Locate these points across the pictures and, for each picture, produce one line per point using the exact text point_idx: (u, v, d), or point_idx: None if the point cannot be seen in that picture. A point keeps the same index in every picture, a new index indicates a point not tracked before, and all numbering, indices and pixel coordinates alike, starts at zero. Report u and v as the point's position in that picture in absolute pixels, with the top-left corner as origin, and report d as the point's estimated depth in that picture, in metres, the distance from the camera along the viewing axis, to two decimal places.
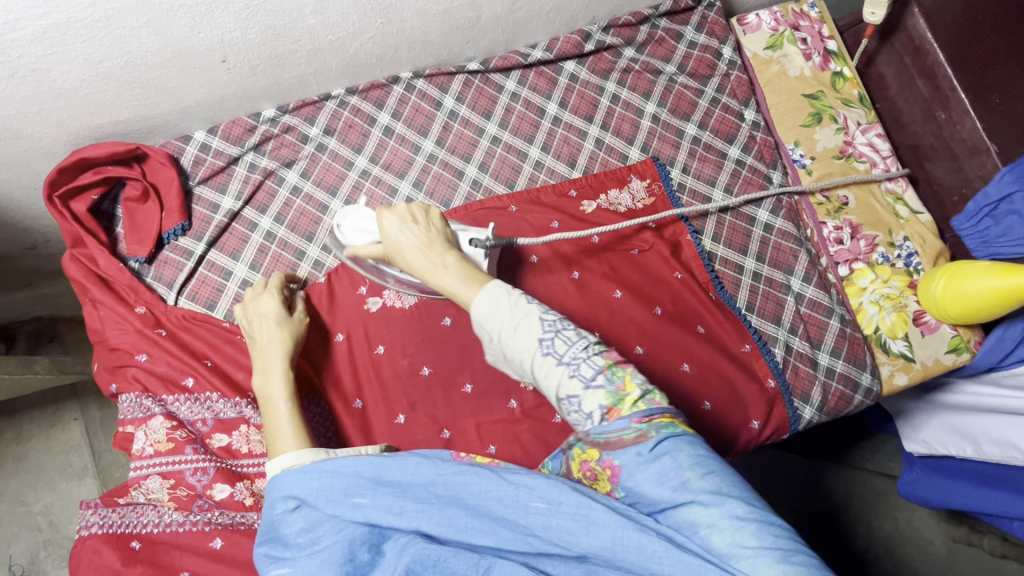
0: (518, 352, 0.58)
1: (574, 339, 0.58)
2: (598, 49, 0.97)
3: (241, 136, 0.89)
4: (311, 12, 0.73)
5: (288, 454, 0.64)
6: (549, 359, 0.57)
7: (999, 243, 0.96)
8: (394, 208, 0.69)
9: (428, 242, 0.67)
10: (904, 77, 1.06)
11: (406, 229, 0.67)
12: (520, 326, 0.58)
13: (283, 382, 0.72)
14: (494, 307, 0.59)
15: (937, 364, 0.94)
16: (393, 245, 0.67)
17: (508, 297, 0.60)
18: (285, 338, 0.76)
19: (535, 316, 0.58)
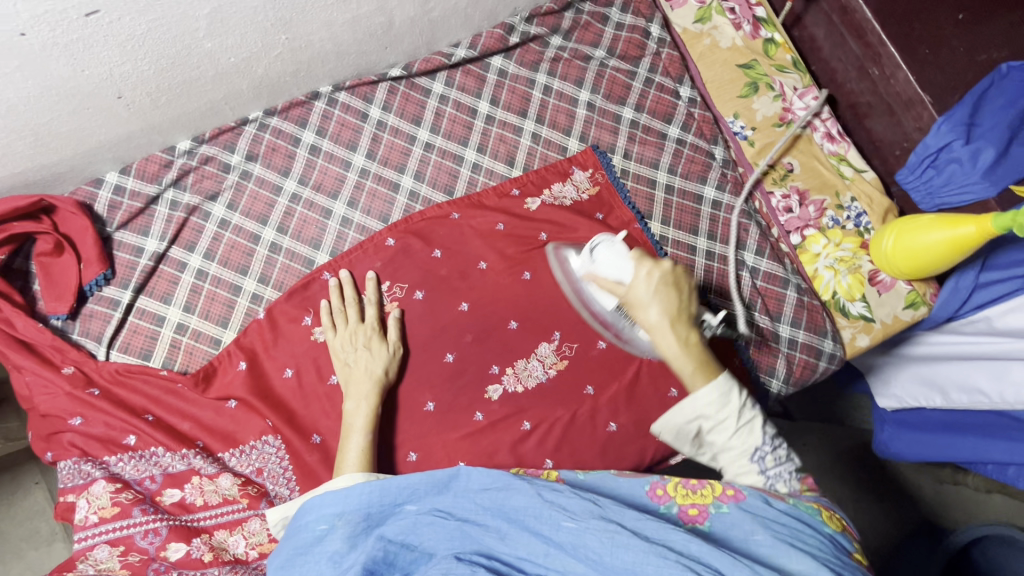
0: (723, 441, 0.66)
1: (782, 459, 0.65)
2: (523, 41, 0.94)
3: (158, 173, 0.84)
4: (206, 36, 0.68)
5: (343, 477, 0.66)
6: (753, 465, 0.65)
7: (943, 194, 0.97)
8: (663, 263, 0.69)
9: (680, 310, 0.68)
10: (835, 37, 1.06)
11: (660, 288, 0.68)
12: (743, 430, 0.65)
13: (370, 416, 0.74)
14: (726, 400, 0.65)
15: (896, 321, 0.94)
16: (640, 297, 0.68)
17: (737, 403, 0.65)
18: (377, 372, 0.78)
19: (757, 429, 0.66)
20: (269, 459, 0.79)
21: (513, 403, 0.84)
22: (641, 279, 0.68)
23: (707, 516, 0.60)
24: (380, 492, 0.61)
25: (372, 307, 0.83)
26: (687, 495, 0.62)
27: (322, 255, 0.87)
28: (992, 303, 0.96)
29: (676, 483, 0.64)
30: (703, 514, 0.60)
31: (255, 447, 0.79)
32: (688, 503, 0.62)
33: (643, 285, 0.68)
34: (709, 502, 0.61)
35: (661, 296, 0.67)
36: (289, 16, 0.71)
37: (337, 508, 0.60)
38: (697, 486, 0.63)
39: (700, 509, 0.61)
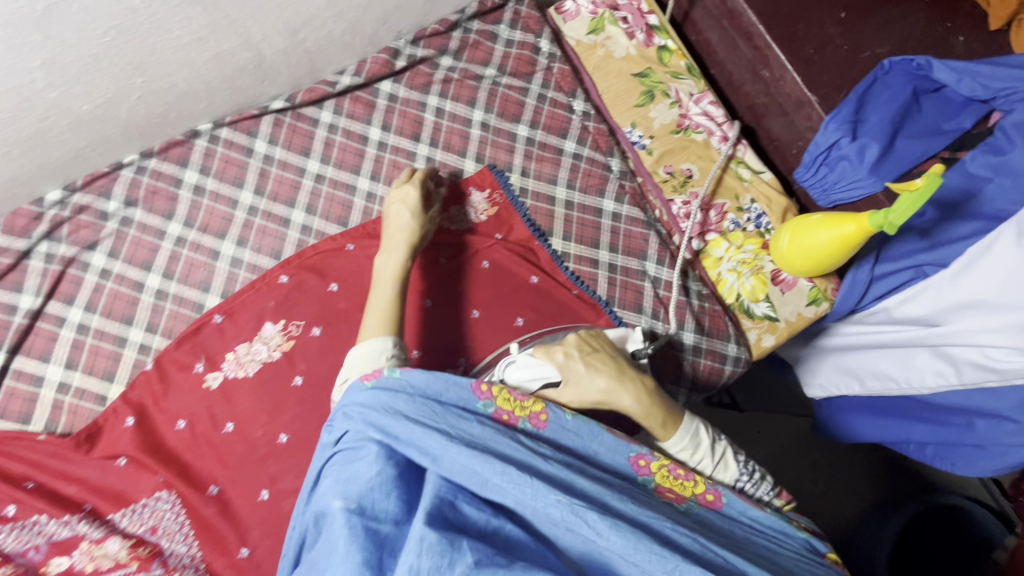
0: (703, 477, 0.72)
1: (758, 482, 0.72)
2: (411, 64, 0.93)
3: (27, 226, 0.80)
4: (47, 86, 0.65)
5: (367, 343, 0.69)
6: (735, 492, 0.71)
7: (837, 190, 0.99)
8: (570, 341, 0.74)
9: (619, 371, 0.72)
10: (727, 41, 1.07)
11: (588, 363, 0.71)
12: (721, 467, 0.72)
13: (397, 270, 0.76)
14: (699, 442, 0.71)
15: (800, 318, 0.95)
16: (576, 375, 0.71)
17: (706, 440, 0.72)
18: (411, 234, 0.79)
19: (732, 462, 0.72)
20: (163, 516, 0.75)
21: None
22: (564, 365, 0.71)
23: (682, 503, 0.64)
24: (389, 407, 0.61)
25: (416, 189, 0.83)
26: (670, 480, 0.65)
27: (213, 297, 0.85)
28: (891, 293, 0.99)
29: (663, 471, 0.65)
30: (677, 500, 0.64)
31: (146, 505, 0.76)
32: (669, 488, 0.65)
33: (578, 366, 0.71)
34: (688, 496, 0.65)
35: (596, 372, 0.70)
36: (140, 59, 0.68)
37: (346, 417, 0.62)
38: (684, 477, 0.66)
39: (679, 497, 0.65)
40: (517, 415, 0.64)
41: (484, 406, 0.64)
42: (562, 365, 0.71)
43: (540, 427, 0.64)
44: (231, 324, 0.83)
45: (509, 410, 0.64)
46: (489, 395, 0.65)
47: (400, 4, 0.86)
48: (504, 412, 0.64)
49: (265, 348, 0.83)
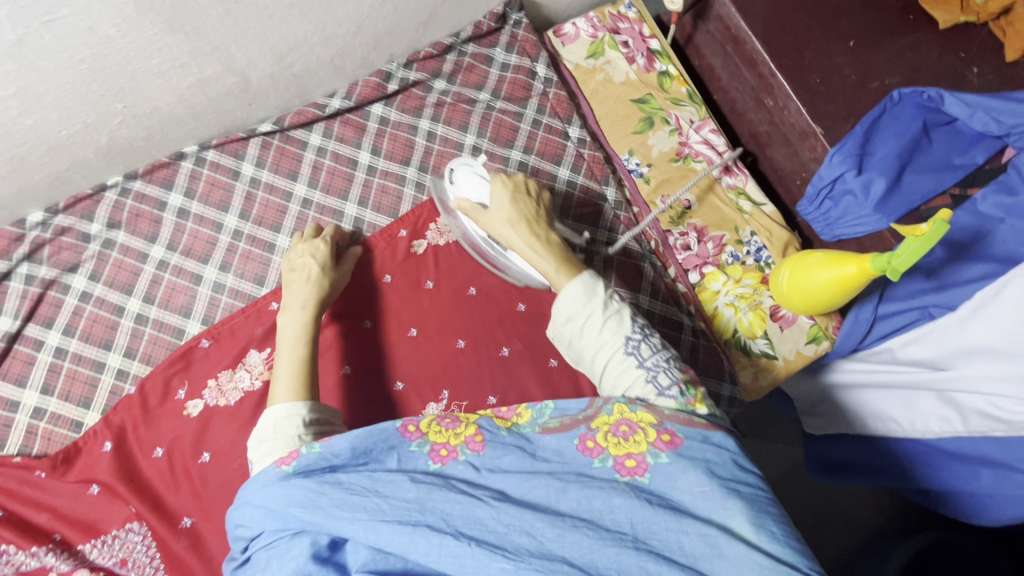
0: (596, 335, 0.63)
1: (656, 349, 0.63)
2: (403, 87, 0.91)
3: (8, 248, 0.79)
4: (22, 113, 0.64)
5: (282, 405, 0.63)
6: (629, 359, 0.62)
7: (841, 224, 0.96)
8: (513, 178, 0.74)
9: (536, 217, 0.72)
10: (731, 67, 1.05)
11: (514, 200, 0.72)
12: (607, 326, 0.63)
13: (303, 323, 0.72)
14: (586, 297, 0.64)
15: (799, 357, 0.92)
16: (500, 207, 0.71)
17: (602, 293, 0.64)
18: (317, 280, 0.77)
19: (625, 318, 0.64)
20: (133, 549, 0.74)
21: None
22: (497, 197, 0.72)
23: (646, 467, 0.55)
24: (313, 489, 0.54)
25: (325, 244, 0.81)
26: (620, 445, 0.57)
27: (194, 323, 0.83)
28: (896, 333, 0.94)
29: (604, 427, 0.58)
30: (641, 466, 0.55)
31: (117, 536, 0.74)
32: (624, 454, 0.56)
33: (499, 195, 0.73)
34: (644, 450, 0.56)
35: (517, 202, 0.72)
36: (120, 86, 0.67)
37: (261, 510, 0.55)
38: (629, 432, 0.57)
39: (638, 460, 0.55)
40: (453, 445, 0.58)
41: (416, 446, 0.58)
42: (497, 197, 0.72)
43: (478, 450, 0.58)
44: (216, 349, 0.82)
45: (444, 443, 0.58)
46: (418, 435, 0.59)
47: (392, 28, 0.85)
48: (438, 446, 0.58)
49: (248, 376, 0.81)
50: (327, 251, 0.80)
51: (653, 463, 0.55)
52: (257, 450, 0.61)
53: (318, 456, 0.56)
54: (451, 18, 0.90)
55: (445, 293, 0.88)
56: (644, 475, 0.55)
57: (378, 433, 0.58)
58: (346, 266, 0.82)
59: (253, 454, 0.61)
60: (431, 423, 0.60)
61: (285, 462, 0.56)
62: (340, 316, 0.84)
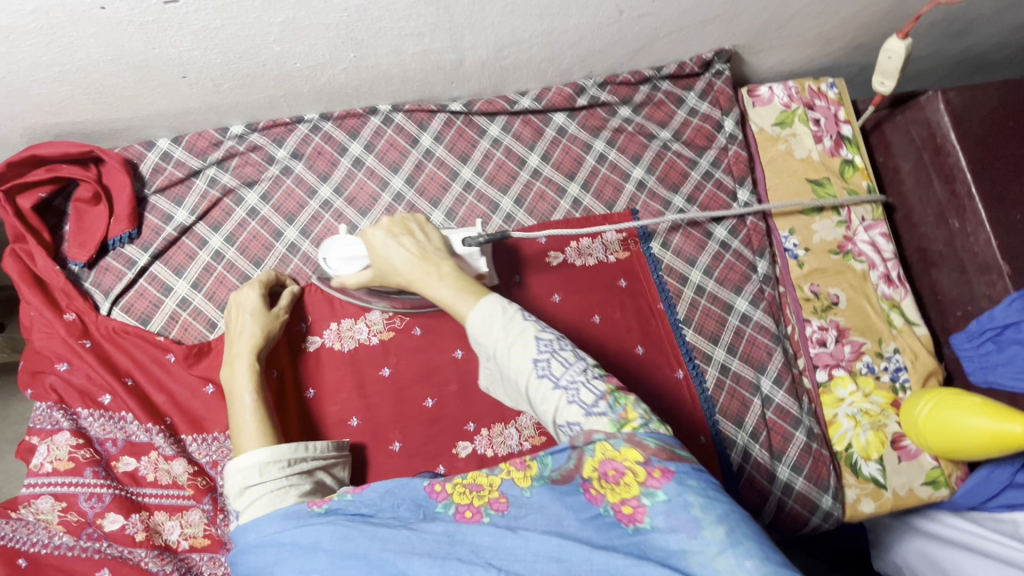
0: (508, 365, 0.56)
1: (572, 362, 0.55)
2: (590, 105, 0.93)
3: (205, 149, 0.87)
4: (276, 40, 0.69)
5: (265, 450, 0.63)
6: (544, 382, 0.54)
7: (999, 372, 0.87)
8: (381, 223, 0.70)
9: (423, 252, 0.67)
10: (920, 175, 0.98)
11: (393, 244, 0.68)
12: (515, 345, 0.56)
13: (248, 376, 0.72)
14: (488, 326, 0.57)
15: (910, 495, 0.86)
16: (384, 255, 0.68)
17: (501, 318, 0.57)
18: (254, 337, 0.75)
19: (531, 336, 0.56)
20: (227, 454, 0.78)
21: (480, 465, 0.81)
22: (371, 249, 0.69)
23: (644, 514, 0.48)
24: (344, 533, 0.51)
25: (252, 290, 0.78)
26: (614, 491, 0.50)
27: None
28: None
29: (594, 474, 0.51)
30: (638, 511, 0.48)
31: (216, 438, 0.79)
32: (620, 500, 0.50)
33: (379, 241, 0.68)
34: (637, 493, 0.48)
35: (391, 249, 0.67)
36: (361, 38, 0.72)
37: (278, 551, 0.52)
38: (615, 477, 0.50)
39: (634, 506, 0.49)
40: (477, 506, 0.52)
41: (443, 508, 0.53)
42: (371, 242, 0.69)
43: (502, 511, 0.51)
44: (342, 296, 0.85)
45: (468, 506, 0.53)
46: (444, 497, 0.54)
47: (605, 48, 0.86)
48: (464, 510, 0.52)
49: (366, 330, 0.84)
50: (257, 298, 0.78)
51: (650, 507, 0.48)
52: (241, 498, 0.60)
53: (352, 502, 0.55)
54: (660, 53, 0.91)
55: (572, 310, 0.86)
56: (644, 522, 0.48)
57: (406, 487, 0.55)
58: (281, 308, 0.80)
59: (236, 501, 0.60)
60: (457, 483, 0.54)
61: (316, 504, 0.55)
62: None
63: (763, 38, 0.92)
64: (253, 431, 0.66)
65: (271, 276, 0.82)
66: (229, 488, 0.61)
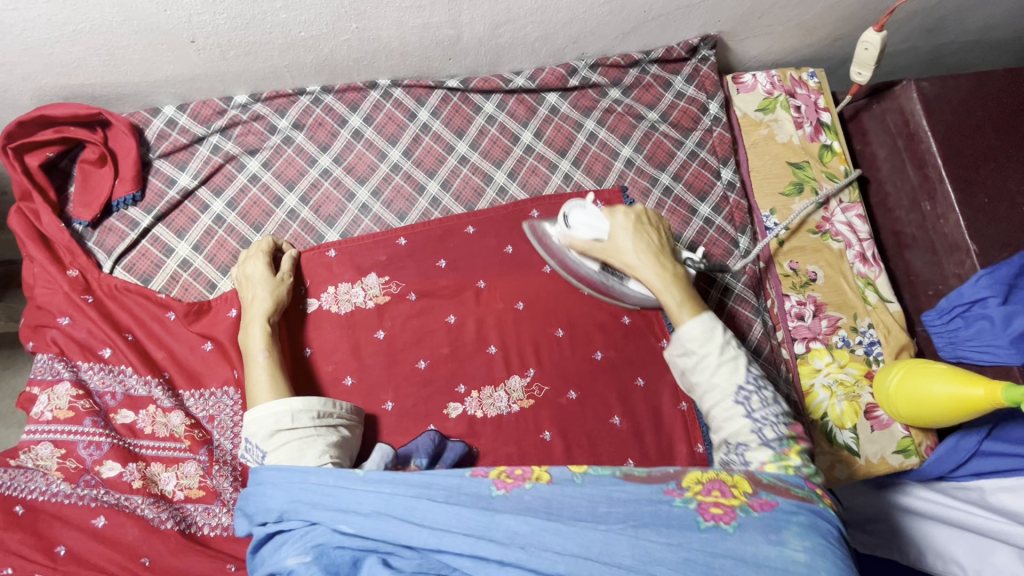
0: (708, 377, 0.64)
1: (769, 401, 0.63)
2: (582, 85, 0.97)
3: (210, 117, 0.90)
4: (283, 7, 0.73)
5: (299, 398, 0.68)
6: (737, 407, 0.62)
7: (966, 346, 0.91)
8: (630, 210, 0.75)
9: (658, 246, 0.73)
10: (895, 161, 1.03)
11: (638, 232, 0.73)
12: (723, 366, 0.64)
13: (263, 336, 0.76)
14: (705, 337, 0.64)
15: (882, 463, 0.89)
16: (618, 242, 0.73)
17: (721, 337, 0.64)
18: (267, 302, 0.79)
19: (741, 366, 0.64)
20: (222, 409, 0.80)
21: (468, 426, 0.83)
22: (614, 228, 0.74)
23: (733, 517, 0.54)
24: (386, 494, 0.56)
25: (260, 260, 0.82)
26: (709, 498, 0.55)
27: (333, 233, 0.90)
28: (991, 474, 0.90)
29: (694, 485, 0.56)
30: (727, 515, 0.54)
31: (214, 394, 0.81)
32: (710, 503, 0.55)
33: (621, 229, 0.74)
34: (736, 504, 0.54)
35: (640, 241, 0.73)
36: (364, 9, 0.76)
37: (315, 497, 0.58)
38: (721, 494, 0.55)
39: (726, 510, 0.54)
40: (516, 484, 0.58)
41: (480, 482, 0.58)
42: (613, 230, 0.74)
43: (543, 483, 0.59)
44: (339, 261, 0.88)
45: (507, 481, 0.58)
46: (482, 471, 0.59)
47: (596, 30, 0.90)
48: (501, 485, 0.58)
49: (362, 294, 0.87)
50: (265, 267, 0.81)
51: (741, 515, 0.54)
52: (270, 440, 0.65)
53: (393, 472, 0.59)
54: (648, 37, 0.95)
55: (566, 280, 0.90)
56: (730, 523, 0.53)
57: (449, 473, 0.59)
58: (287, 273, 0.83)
59: (267, 444, 0.65)
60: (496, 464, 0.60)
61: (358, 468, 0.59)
62: (455, 270, 0.89)
63: (746, 26, 0.97)
64: (266, 387, 0.71)
65: (267, 242, 0.84)
66: (258, 431, 0.66)
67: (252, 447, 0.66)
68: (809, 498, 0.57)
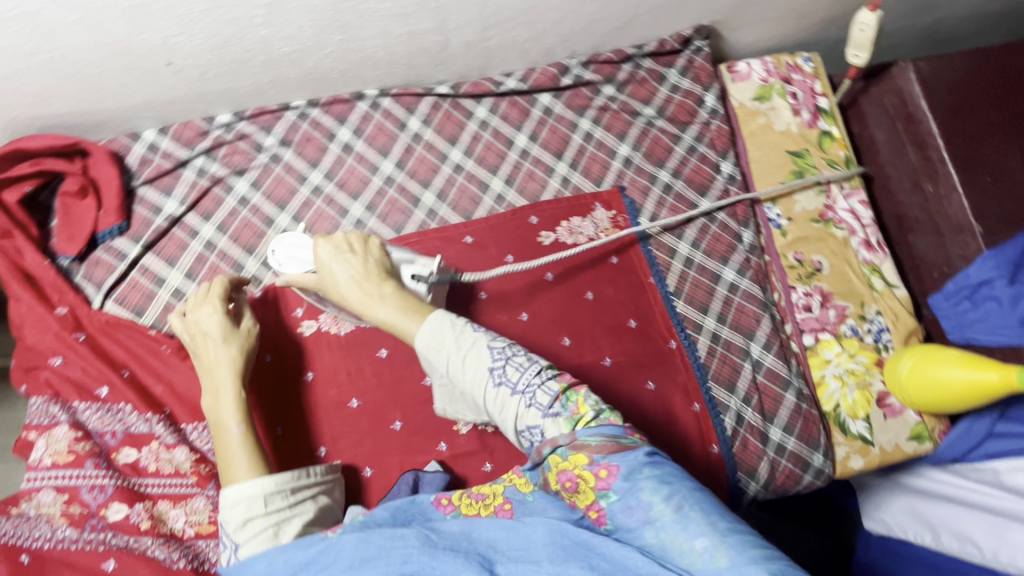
0: (467, 379, 0.58)
1: (526, 365, 0.58)
2: (575, 84, 0.94)
3: (193, 139, 0.86)
4: (262, 23, 0.69)
5: (269, 478, 0.62)
6: (501, 390, 0.57)
7: (975, 328, 0.90)
8: (326, 239, 0.69)
9: (366, 273, 0.66)
10: (895, 143, 1.01)
11: (338, 262, 0.67)
12: (468, 355, 0.59)
13: (236, 406, 0.68)
14: (439, 340, 0.59)
15: (897, 450, 0.89)
16: (331, 275, 0.67)
17: (453, 327, 0.60)
18: (234, 359, 0.71)
19: (483, 345, 0.59)
20: None
21: (481, 441, 0.82)
22: (319, 264, 0.68)
23: (606, 516, 0.50)
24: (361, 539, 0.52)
25: (213, 309, 0.73)
26: (579, 498, 0.52)
27: None
28: (1005, 456, 0.87)
29: (558, 487, 0.53)
30: (602, 514, 0.50)
31: None
32: (586, 506, 0.52)
33: (326, 259, 0.67)
34: (594, 497, 0.51)
35: (336, 267, 0.66)
36: (346, 20, 0.73)
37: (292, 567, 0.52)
38: (573, 488, 0.52)
39: (597, 509, 0.51)
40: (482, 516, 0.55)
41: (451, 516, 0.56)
42: (319, 259, 0.68)
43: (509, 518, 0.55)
44: None
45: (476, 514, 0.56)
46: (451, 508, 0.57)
47: (586, 26, 0.87)
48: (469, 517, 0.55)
49: None
50: (221, 319, 0.72)
51: (609, 506, 0.50)
52: (242, 530, 0.60)
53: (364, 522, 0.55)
54: (641, 30, 0.93)
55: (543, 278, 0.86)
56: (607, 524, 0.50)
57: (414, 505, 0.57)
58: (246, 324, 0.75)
59: (236, 535, 0.60)
60: (461, 495, 0.58)
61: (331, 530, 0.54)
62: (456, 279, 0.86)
63: (740, 14, 0.94)
64: (244, 465, 0.64)
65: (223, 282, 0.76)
66: (229, 518, 0.60)
67: (226, 534, 0.61)
68: (634, 445, 0.53)
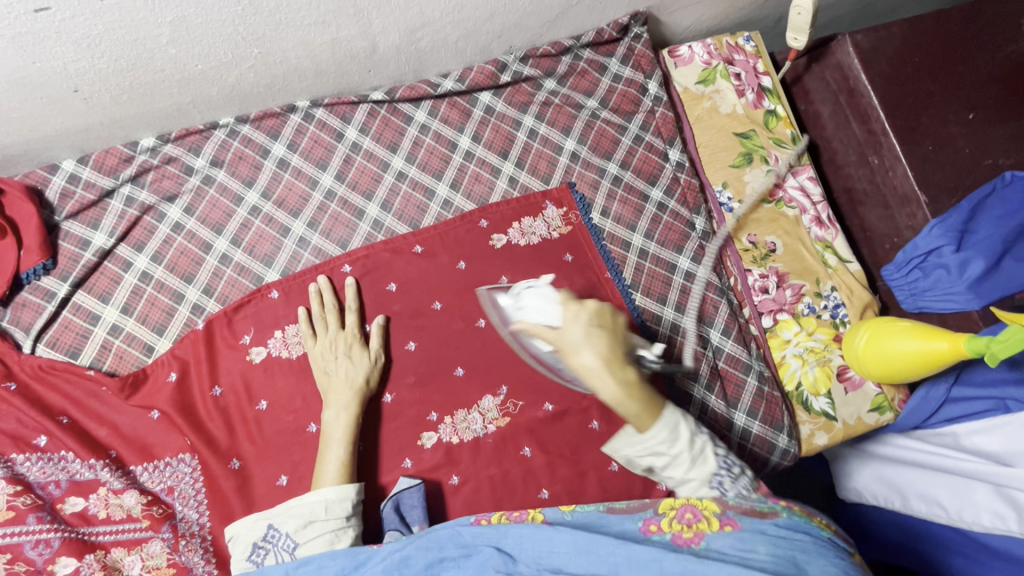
0: (681, 472, 0.60)
1: (738, 476, 0.61)
2: (514, 80, 0.92)
3: (116, 167, 0.82)
4: (170, 42, 0.66)
5: (332, 487, 0.66)
6: (713, 492, 0.60)
7: (927, 297, 0.91)
8: (590, 306, 0.62)
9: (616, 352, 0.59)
10: (839, 117, 1.02)
11: (590, 333, 0.60)
12: (697, 460, 0.60)
13: (348, 428, 0.72)
14: (675, 436, 0.59)
15: (860, 423, 0.90)
16: (572, 340, 0.59)
17: (687, 434, 0.59)
18: (359, 383, 0.75)
19: (711, 453, 0.60)
20: (182, 479, 0.76)
21: (446, 454, 0.80)
22: (565, 326, 0.61)
23: (701, 539, 0.54)
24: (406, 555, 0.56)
25: (352, 315, 0.80)
26: (683, 526, 0.56)
27: (273, 274, 0.84)
28: (962, 419, 0.89)
29: (669, 511, 0.58)
30: (696, 537, 0.55)
31: (169, 464, 0.76)
32: (682, 530, 0.56)
33: (577, 325, 0.60)
34: (705, 527, 0.55)
35: (595, 342, 0.59)
36: (262, 32, 0.69)
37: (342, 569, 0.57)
38: (691, 518, 0.57)
39: (696, 533, 0.55)
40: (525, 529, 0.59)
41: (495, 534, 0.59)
42: (568, 325, 0.61)
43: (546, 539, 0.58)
44: (283, 302, 0.82)
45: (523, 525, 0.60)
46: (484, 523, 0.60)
47: (519, 21, 0.85)
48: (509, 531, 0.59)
49: None
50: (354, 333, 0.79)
51: (711, 536, 0.54)
52: (303, 532, 0.64)
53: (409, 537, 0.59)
54: (577, 21, 0.91)
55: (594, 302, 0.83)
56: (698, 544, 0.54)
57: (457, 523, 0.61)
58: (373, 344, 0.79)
59: (300, 534, 0.64)
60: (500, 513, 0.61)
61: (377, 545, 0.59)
62: (408, 291, 0.84)
63: None
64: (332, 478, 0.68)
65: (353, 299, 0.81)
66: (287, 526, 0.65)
67: (282, 537, 0.65)
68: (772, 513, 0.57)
